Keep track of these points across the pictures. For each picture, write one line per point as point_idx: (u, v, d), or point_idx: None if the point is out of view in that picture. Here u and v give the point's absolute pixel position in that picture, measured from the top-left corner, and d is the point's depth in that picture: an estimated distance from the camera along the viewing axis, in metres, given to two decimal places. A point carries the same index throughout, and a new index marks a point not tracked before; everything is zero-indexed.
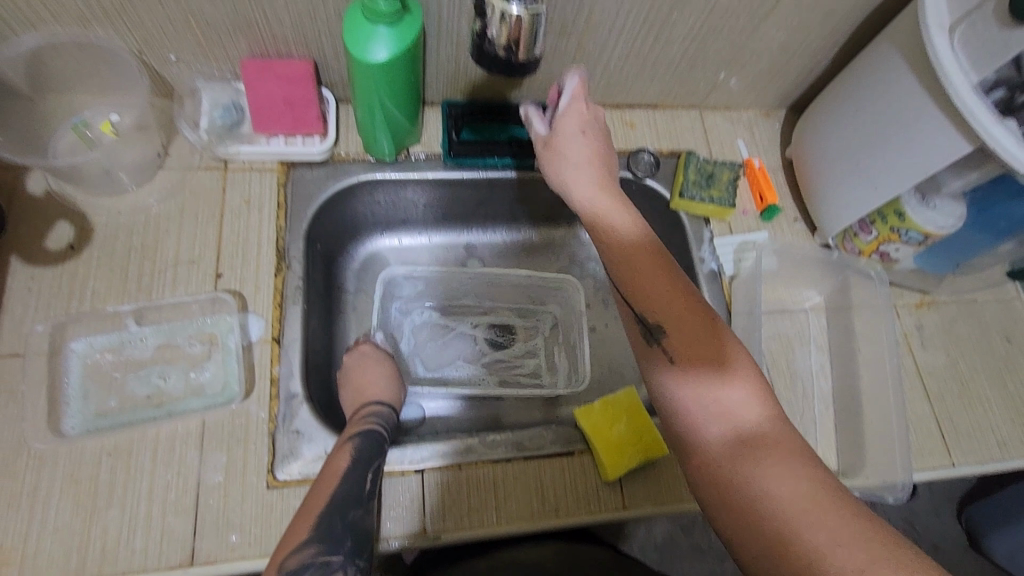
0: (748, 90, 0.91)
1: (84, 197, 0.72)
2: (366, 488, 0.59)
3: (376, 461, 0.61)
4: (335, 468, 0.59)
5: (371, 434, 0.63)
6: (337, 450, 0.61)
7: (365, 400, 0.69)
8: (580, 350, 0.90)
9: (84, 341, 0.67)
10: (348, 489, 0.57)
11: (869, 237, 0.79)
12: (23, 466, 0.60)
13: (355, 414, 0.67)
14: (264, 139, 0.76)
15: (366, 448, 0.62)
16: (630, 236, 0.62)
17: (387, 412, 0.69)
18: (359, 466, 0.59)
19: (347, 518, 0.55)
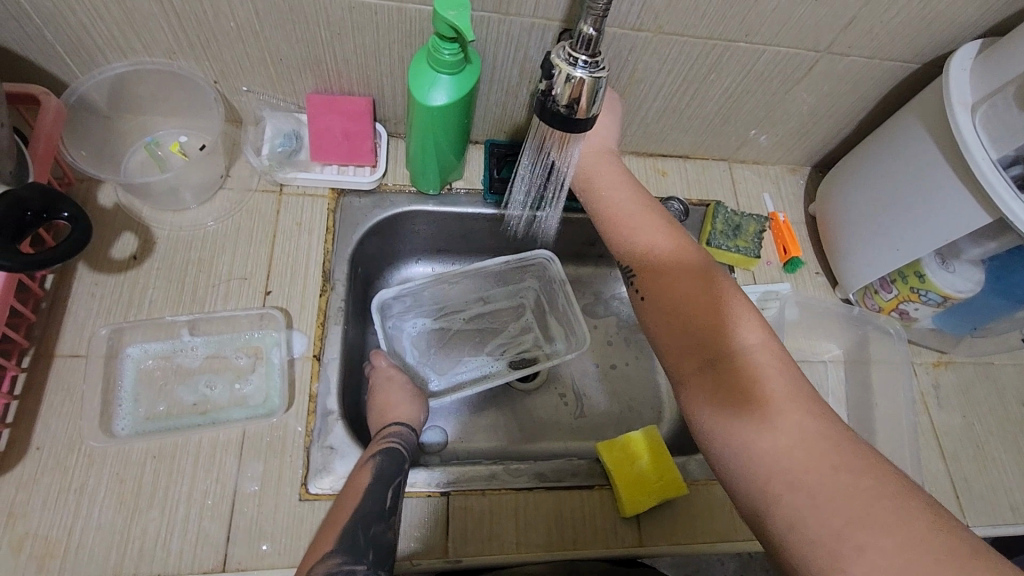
0: (777, 147, 0.96)
1: (150, 212, 0.77)
2: (388, 504, 0.60)
3: (397, 479, 0.62)
4: (358, 483, 0.61)
5: (393, 453, 0.65)
6: (359, 468, 0.63)
7: (391, 419, 0.71)
8: (570, 313, 0.91)
9: (138, 347, 0.71)
10: (369, 504, 0.59)
11: (889, 294, 0.82)
12: (76, 462, 0.63)
13: (379, 433, 0.68)
14: (319, 167, 0.81)
15: (389, 466, 0.63)
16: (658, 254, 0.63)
17: (407, 432, 0.70)
18: (381, 483, 0.61)
19: (370, 532, 0.56)
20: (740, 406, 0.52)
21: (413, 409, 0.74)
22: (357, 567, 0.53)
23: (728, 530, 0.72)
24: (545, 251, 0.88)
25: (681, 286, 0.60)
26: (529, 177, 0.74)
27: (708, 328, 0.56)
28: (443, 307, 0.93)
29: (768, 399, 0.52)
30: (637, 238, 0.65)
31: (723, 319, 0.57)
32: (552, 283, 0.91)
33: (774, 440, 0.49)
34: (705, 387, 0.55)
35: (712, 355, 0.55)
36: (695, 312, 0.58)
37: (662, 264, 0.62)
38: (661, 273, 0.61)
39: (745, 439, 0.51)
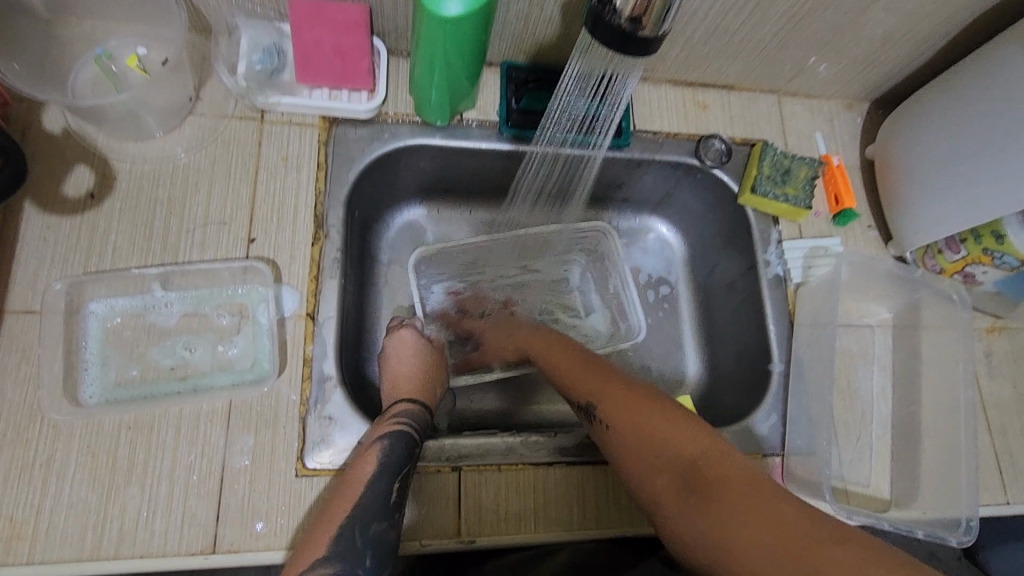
0: (836, 79, 0.83)
1: (107, 141, 0.65)
2: (393, 499, 0.53)
3: (405, 467, 0.55)
4: (363, 473, 0.53)
5: (404, 435, 0.57)
6: (367, 451, 0.56)
7: (400, 395, 0.63)
8: (627, 295, 0.83)
9: (103, 303, 0.61)
10: (372, 499, 0.51)
11: (955, 255, 0.74)
12: (38, 434, 0.55)
13: (392, 411, 0.61)
14: (306, 91, 0.69)
15: (398, 452, 0.55)
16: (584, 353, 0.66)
17: (419, 410, 0.62)
18: (388, 473, 0.53)
19: (371, 531, 0.49)
20: (700, 502, 0.48)
21: (425, 376, 0.67)
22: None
23: None
24: (599, 223, 0.83)
25: (620, 404, 0.58)
26: (566, 112, 0.70)
27: (658, 437, 0.54)
28: (466, 267, 0.82)
29: (725, 486, 0.48)
30: (574, 369, 0.65)
31: (666, 426, 0.54)
32: (606, 264, 0.85)
33: (742, 525, 0.44)
34: (671, 501, 0.50)
35: (670, 469, 0.51)
36: (635, 429, 0.55)
37: (602, 389, 0.61)
38: (603, 394, 0.60)
39: (715, 535, 0.45)
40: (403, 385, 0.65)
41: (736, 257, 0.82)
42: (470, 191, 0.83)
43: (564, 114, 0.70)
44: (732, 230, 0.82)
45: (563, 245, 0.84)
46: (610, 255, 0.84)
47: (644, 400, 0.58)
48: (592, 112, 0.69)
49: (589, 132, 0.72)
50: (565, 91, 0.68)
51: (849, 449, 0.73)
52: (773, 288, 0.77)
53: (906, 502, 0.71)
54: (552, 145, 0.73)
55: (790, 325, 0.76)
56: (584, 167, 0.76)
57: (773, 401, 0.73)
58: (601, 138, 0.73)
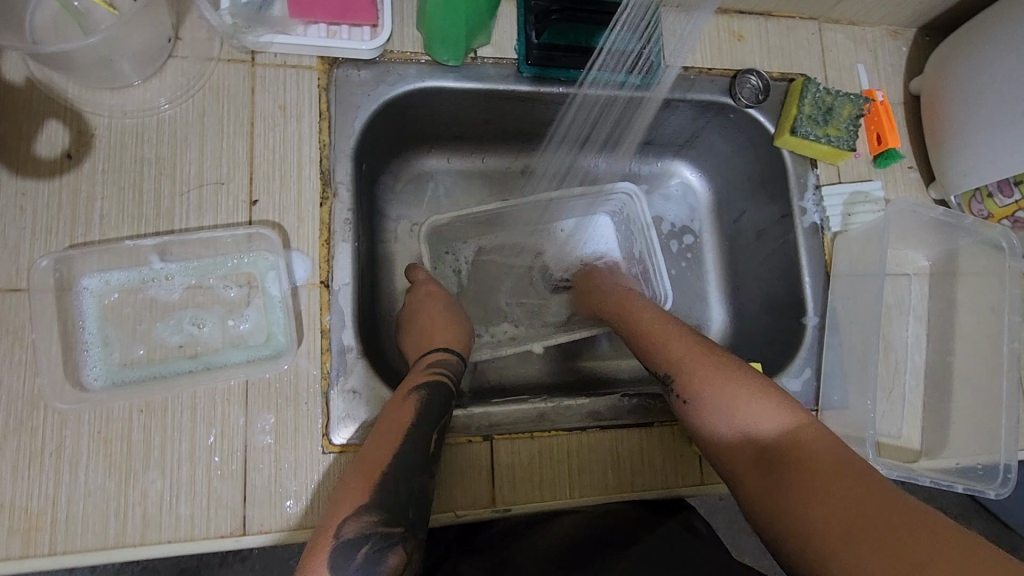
0: (885, 3, 0.75)
1: (79, 92, 0.57)
2: (431, 450, 0.51)
3: (443, 419, 0.53)
4: (399, 425, 0.51)
5: (441, 387, 0.55)
6: (402, 401, 0.53)
7: (439, 344, 0.61)
8: (654, 261, 0.78)
9: (96, 277, 0.56)
10: (411, 448, 0.50)
11: (1007, 200, 0.69)
12: (43, 422, 0.52)
13: (423, 364, 0.58)
14: (301, 28, 0.61)
15: (434, 404, 0.53)
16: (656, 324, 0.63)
17: (454, 363, 0.59)
18: (427, 423, 0.52)
19: (411, 485, 0.47)
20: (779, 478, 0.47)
21: (454, 330, 0.63)
22: (393, 530, 0.44)
23: None
24: (628, 186, 0.77)
25: (710, 375, 0.55)
26: (617, 48, 0.64)
27: (741, 413, 0.52)
28: (472, 230, 0.76)
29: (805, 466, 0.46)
30: (641, 333, 0.63)
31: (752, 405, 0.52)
32: (630, 227, 0.80)
33: (825, 502, 0.43)
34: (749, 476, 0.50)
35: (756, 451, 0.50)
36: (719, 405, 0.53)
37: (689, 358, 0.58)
38: (679, 361, 0.58)
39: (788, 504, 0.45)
40: (429, 341, 0.62)
41: (769, 204, 0.77)
42: (484, 140, 0.77)
43: (615, 52, 0.64)
44: (766, 175, 0.77)
45: (584, 209, 0.80)
46: (634, 221, 0.79)
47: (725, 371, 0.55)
48: (650, 55, 0.65)
49: (651, 72, 0.66)
50: (621, 36, 0.63)
51: (882, 401, 0.72)
52: (809, 237, 0.73)
53: (936, 452, 0.71)
54: (608, 87, 0.66)
55: (827, 276, 0.73)
56: (642, 110, 0.70)
57: (806, 355, 0.71)
58: (659, 84, 0.67)
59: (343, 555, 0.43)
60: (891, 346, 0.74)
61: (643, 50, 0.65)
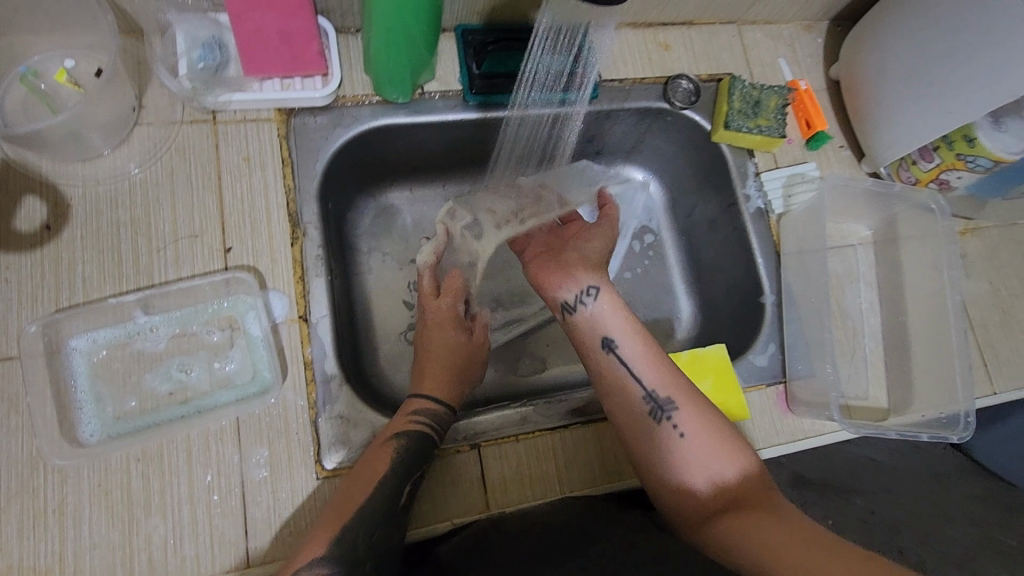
0: (794, 1, 0.81)
1: (52, 166, 0.61)
2: (400, 501, 0.55)
3: (415, 472, 0.57)
4: (372, 474, 0.55)
5: (420, 440, 0.58)
6: (381, 446, 0.57)
7: (424, 391, 0.63)
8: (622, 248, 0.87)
9: (84, 337, 0.58)
10: (379, 502, 0.54)
11: (930, 164, 0.74)
12: (44, 483, 0.54)
13: (405, 410, 0.61)
14: (256, 84, 0.65)
15: (412, 455, 0.57)
16: (656, 354, 0.64)
17: (441, 412, 0.62)
18: (400, 477, 0.56)
19: (371, 539, 0.52)
20: (740, 513, 0.54)
21: (448, 374, 0.65)
22: None
23: (769, 433, 0.70)
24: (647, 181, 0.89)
25: (698, 417, 0.61)
26: (540, 70, 0.68)
27: (713, 453, 0.59)
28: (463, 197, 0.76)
29: (760, 503, 0.55)
30: (643, 354, 0.63)
31: (724, 454, 0.59)
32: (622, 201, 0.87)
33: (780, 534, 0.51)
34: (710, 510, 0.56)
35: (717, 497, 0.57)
36: (697, 454, 0.59)
37: (677, 395, 0.62)
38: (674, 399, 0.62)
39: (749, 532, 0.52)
40: (425, 380, 0.64)
41: (716, 195, 0.82)
42: (442, 169, 0.81)
43: (539, 74, 0.69)
44: (708, 169, 0.82)
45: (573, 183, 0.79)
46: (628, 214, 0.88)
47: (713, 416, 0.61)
48: (567, 71, 0.70)
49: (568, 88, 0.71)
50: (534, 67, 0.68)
51: (846, 365, 0.76)
52: (756, 221, 0.78)
53: (904, 407, 0.75)
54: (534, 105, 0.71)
55: (777, 255, 0.77)
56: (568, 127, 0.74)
57: (769, 331, 0.75)
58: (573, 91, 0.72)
59: None
60: (847, 312, 0.78)
61: (559, 68, 0.69)
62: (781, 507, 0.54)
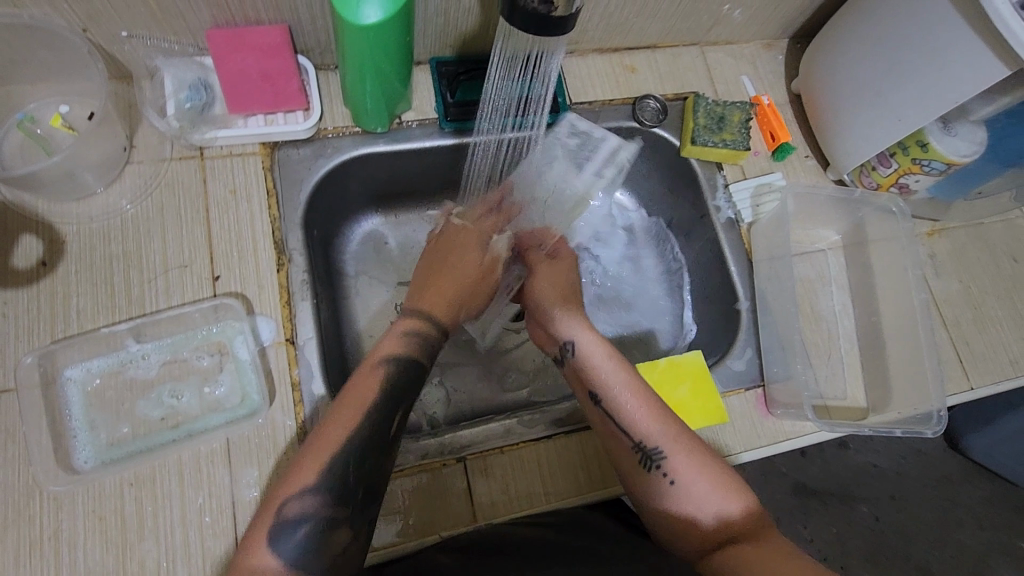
0: (751, 23, 0.85)
1: (48, 206, 0.64)
2: (390, 433, 0.57)
3: (404, 398, 0.59)
4: (364, 393, 0.57)
5: (408, 362, 0.61)
6: (371, 368, 0.59)
7: (426, 302, 0.66)
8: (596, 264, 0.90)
9: (78, 367, 0.60)
10: (368, 430, 0.55)
11: (888, 170, 0.77)
12: (39, 510, 0.55)
13: (396, 329, 0.64)
14: (241, 120, 0.69)
15: (401, 377, 0.60)
16: (634, 403, 0.63)
17: (431, 331, 0.65)
18: (387, 401, 0.58)
19: (359, 464, 0.53)
20: (741, 548, 0.54)
21: (452, 291, 0.67)
22: (336, 514, 0.51)
23: (750, 436, 0.72)
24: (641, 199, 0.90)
25: (690, 460, 0.60)
26: (502, 93, 0.70)
27: (709, 494, 0.58)
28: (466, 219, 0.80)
29: (759, 539, 0.55)
30: (628, 407, 0.63)
31: (718, 489, 0.58)
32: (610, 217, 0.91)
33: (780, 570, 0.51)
34: (714, 553, 0.55)
35: (717, 536, 0.56)
36: (692, 494, 0.58)
37: (664, 440, 0.61)
38: (663, 443, 0.61)
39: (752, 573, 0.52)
40: (430, 296, 0.66)
41: (689, 207, 0.85)
42: (425, 194, 0.85)
43: (500, 99, 0.71)
44: (681, 183, 0.85)
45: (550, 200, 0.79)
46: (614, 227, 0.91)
47: (704, 456, 0.60)
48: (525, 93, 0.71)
49: (525, 113, 0.73)
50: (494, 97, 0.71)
51: (823, 367, 0.78)
52: (727, 230, 0.81)
53: (883, 406, 0.76)
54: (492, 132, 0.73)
55: (749, 263, 0.80)
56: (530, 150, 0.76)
57: (746, 337, 0.77)
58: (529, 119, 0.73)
59: (289, 531, 0.50)
60: (822, 315, 0.80)
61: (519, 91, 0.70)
62: (778, 545, 0.54)
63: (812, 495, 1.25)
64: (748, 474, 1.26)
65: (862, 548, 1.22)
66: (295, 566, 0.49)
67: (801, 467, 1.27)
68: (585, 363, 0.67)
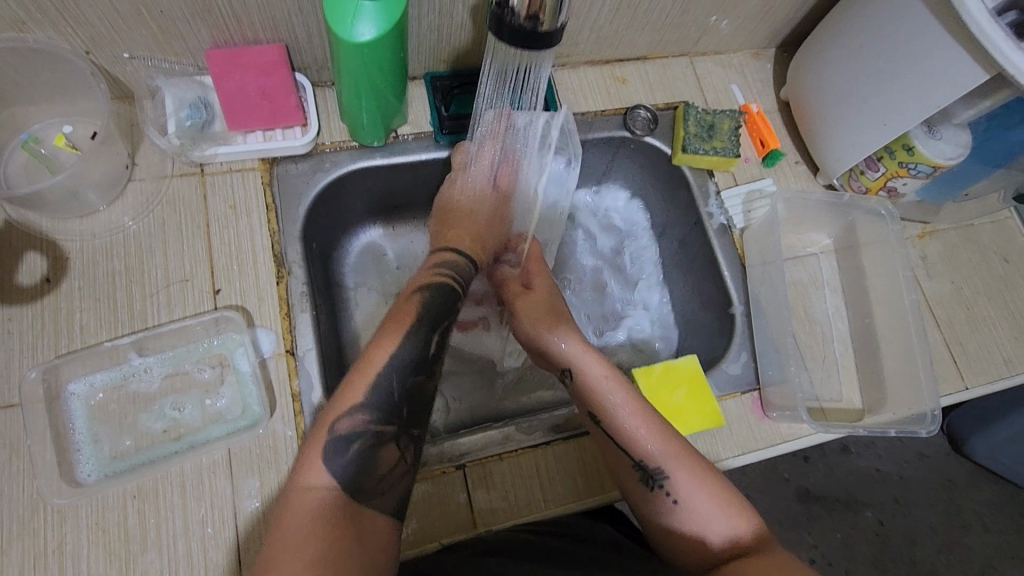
0: (738, 33, 0.87)
1: (52, 224, 0.65)
2: (431, 350, 0.63)
3: (442, 323, 0.65)
4: (407, 310, 0.64)
5: (442, 289, 0.67)
6: (406, 299, 0.66)
7: (450, 244, 0.73)
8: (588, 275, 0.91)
9: (82, 382, 0.61)
10: (410, 346, 0.61)
11: (876, 174, 0.79)
12: (44, 523, 0.56)
13: (430, 265, 0.71)
14: (240, 137, 0.70)
15: (438, 296, 0.66)
16: (631, 419, 0.64)
17: (460, 263, 0.72)
18: (428, 319, 0.64)
19: (408, 374, 0.59)
20: (745, 559, 0.55)
21: (472, 237, 0.75)
22: (386, 427, 0.56)
23: (747, 439, 0.72)
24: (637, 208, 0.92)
25: (692, 478, 0.61)
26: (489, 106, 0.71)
27: (713, 510, 0.59)
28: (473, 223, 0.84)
29: (763, 552, 0.55)
30: (623, 424, 0.64)
31: (719, 508, 0.59)
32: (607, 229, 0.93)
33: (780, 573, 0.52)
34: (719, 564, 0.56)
35: (718, 555, 0.57)
36: (696, 510, 0.59)
37: (666, 461, 0.62)
38: (664, 459, 0.62)
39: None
40: (453, 238, 0.74)
41: (682, 214, 0.86)
42: (423, 206, 0.86)
43: (488, 112, 0.72)
44: (673, 191, 0.86)
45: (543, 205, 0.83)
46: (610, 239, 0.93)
47: (706, 472, 0.61)
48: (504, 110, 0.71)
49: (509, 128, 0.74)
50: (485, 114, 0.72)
51: (818, 369, 0.78)
52: (721, 236, 0.82)
53: (878, 407, 0.77)
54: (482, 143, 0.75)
55: (743, 268, 0.81)
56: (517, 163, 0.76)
57: (740, 341, 0.78)
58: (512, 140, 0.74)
59: (340, 448, 0.53)
60: (815, 318, 0.81)
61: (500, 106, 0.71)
62: (780, 555, 0.55)
63: (815, 501, 1.25)
64: (750, 480, 1.26)
65: (868, 553, 1.22)
66: (346, 482, 0.52)
67: (804, 473, 1.27)
68: (584, 381, 0.68)
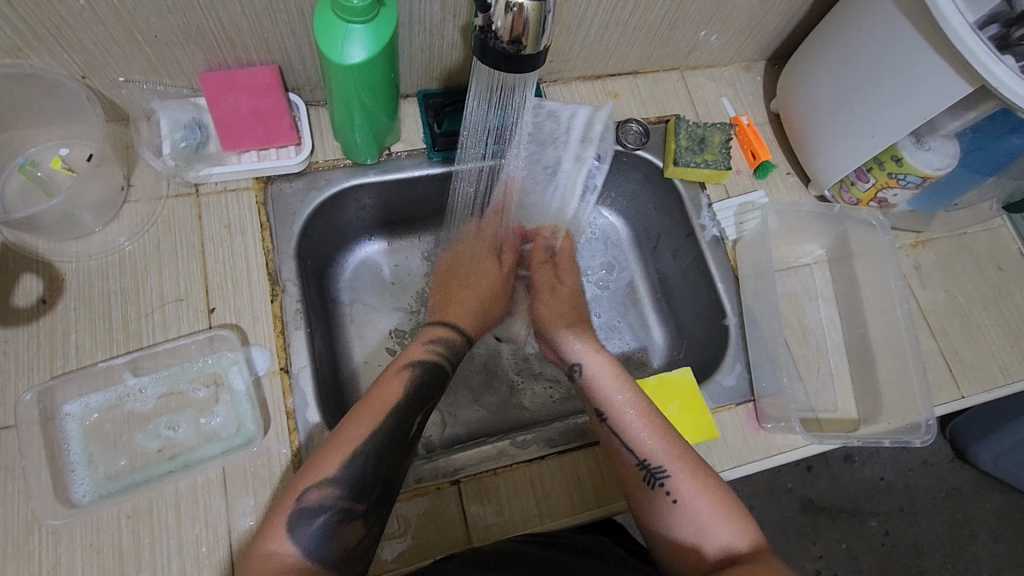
0: (727, 47, 0.88)
1: (48, 245, 0.66)
2: (411, 432, 0.61)
3: (424, 404, 0.64)
4: (388, 393, 0.62)
5: (431, 367, 0.66)
6: (397, 370, 0.65)
7: (446, 317, 0.74)
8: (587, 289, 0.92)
9: (77, 402, 0.62)
10: (393, 427, 0.60)
11: (866, 184, 0.79)
12: (39, 544, 0.56)
13: (423, 338, 0.70)
14: (235, 157, 0.71)
15: (423, 380, 0.65)
16: (636, 416, 0.66)
17: (454, 337, 0.72)
18: (411, 398, 0.63)
19: (382, 460, 0.57)
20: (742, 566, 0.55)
21: (471, 303, 0.75)
22: (356, 504, 0.55)
23: (742, 451, 0.72)
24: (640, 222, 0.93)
25: (691, 481, 0.61)
26: (475, 123, 0.72)
27: (711, 513, 0.59)
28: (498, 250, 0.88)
29: (759, 559, 0.55)
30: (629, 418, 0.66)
31: (716, 512, 0.59)
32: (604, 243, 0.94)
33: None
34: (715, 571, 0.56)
35: (715, 561, 0.57)
36: (693, 516, 0.60)
37: (667, 460, 0.63)
38: (666, 458, 0.63)
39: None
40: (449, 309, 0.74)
41: (675, 227, 0.86)
42: (418, 222, 0.87)
43: (475, 129, 0.72)
44: (666, 203, 0.87)
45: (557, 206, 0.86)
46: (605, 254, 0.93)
47: (706, 476, 0.62)
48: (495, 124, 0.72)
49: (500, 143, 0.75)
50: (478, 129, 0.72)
51: (813, 380, 0.78)
52: (713, 248, 0.82)
53: (874, 417, 0.77)
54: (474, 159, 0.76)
55: (736, 279, 0.81)
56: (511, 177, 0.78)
57: (734, 352, 0.78)
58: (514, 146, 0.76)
59: (306, 517, 0.53)
60: (809, 329, 0.81)
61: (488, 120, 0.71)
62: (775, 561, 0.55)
63: (819, 511, 1.24)
64: (752, 491, 1.25)
65: (872, 564, 1.21)
66: (314, 553, 0.52)
67: (808, 483, 1.26)
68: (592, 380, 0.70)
